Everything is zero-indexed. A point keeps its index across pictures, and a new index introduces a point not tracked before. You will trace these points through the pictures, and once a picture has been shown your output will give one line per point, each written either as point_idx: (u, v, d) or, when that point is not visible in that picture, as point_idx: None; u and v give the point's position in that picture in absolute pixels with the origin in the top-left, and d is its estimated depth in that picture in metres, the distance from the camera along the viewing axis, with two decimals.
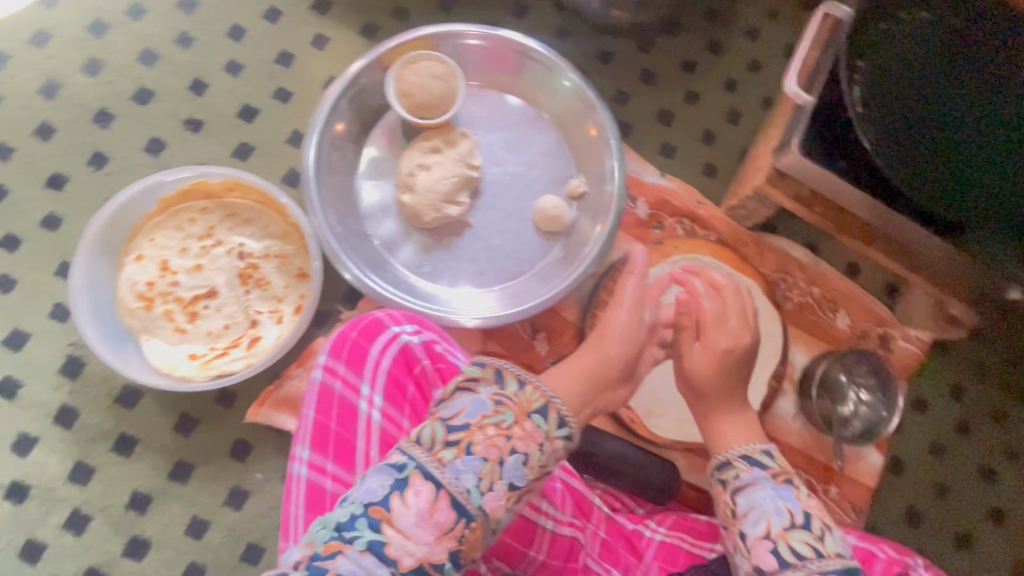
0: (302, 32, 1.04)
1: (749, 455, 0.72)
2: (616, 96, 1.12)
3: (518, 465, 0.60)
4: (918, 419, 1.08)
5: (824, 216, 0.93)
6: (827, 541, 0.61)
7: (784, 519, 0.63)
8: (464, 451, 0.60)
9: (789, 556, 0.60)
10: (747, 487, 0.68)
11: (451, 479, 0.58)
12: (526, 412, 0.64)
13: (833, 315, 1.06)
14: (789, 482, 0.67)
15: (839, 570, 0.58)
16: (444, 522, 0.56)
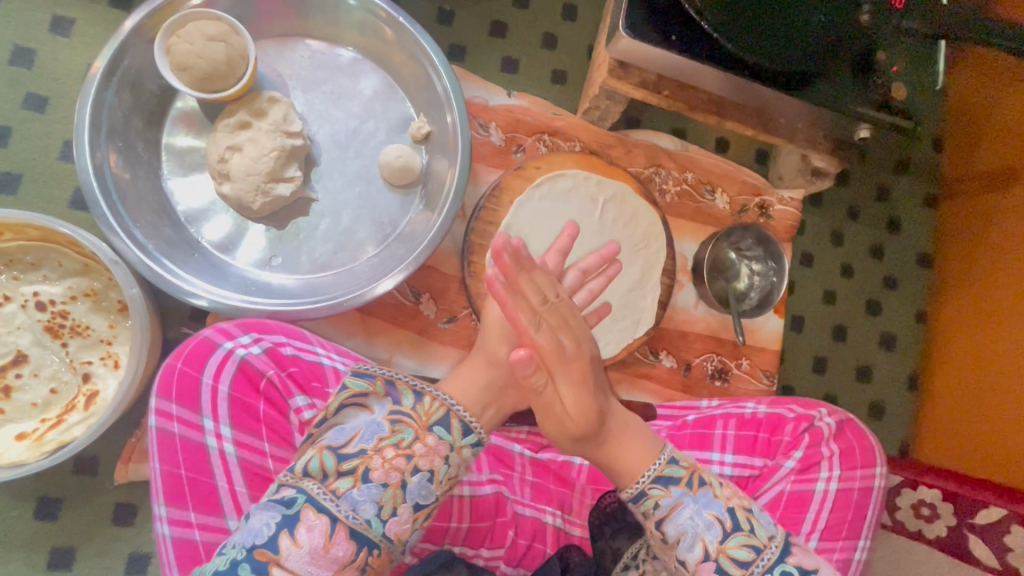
0: (33, 19, 0.84)
1: (659, 471, 0.59)
2: (439, 15, 1.00)
3: (424, 486, 0.55)
4: (808, 274, 1.12)
5: (673, 99, 0.89)
6: (758, 531, 0.58)
7: (717, 532, 0.57)
8: (361, 479, 0.53)
9: (734, 570, 0.56)
10: (671, 514, 0.58)
11: (348, 511, 0.52)
12: (426, 425, 0.57)
13: (711, 196, 1.05)
14: (705, 481, 0.59)
15: (782, 557, 0.57)
16: (342, 557, 0.51)
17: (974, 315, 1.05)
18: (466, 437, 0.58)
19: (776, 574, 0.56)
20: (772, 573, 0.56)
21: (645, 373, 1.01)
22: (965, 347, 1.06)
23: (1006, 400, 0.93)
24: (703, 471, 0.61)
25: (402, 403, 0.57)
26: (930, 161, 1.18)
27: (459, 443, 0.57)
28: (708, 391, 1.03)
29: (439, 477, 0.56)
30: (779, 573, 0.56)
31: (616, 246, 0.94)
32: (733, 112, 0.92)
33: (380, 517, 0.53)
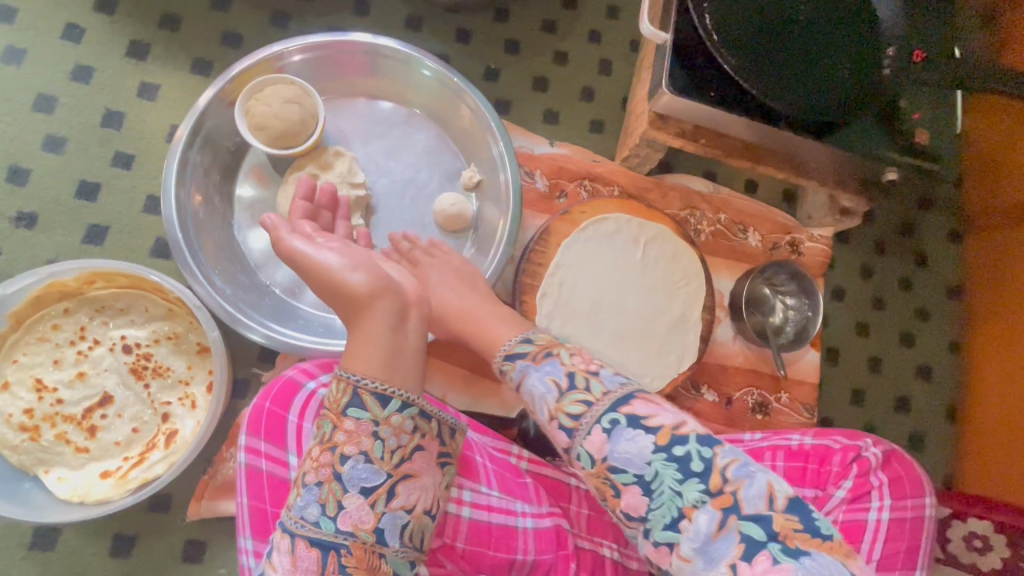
0: (124, 85, 0.92)
1: (511, 350, 0.63)
2: (486, 73, 1.07)
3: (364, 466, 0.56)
4: (840, 307, 1.16)
5: (711, 147, 0.95)
6: (593, 386, 0.54)
7: (552, 390, 0.55)
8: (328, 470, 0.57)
9: (583, 423, 0.52)
10: (520, 385, 0.58)
11: (297, 521, 0.56)
12: (341, 412, 0.59)
13: (744, 235, 1.10)
14: (551, 349, 0.58)
15: (612, 406, 0.52)
16: (310, 566, 0.54)
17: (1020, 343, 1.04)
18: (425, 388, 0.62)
19: (603, 420, 0.51)
20: (600, 422, 0.52)
21: (688, 407, 1.04)
22: (1000, 378, 1.08)
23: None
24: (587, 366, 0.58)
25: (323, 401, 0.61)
26: (950, 198, 1.24)
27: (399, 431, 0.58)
28: (750, 424, 1.06)
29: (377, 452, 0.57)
30: (608, 419, 0.51)
31: (659, 285, 0.99)
32: (764, 156, 0.98)
33: (327, 516, 0.55)
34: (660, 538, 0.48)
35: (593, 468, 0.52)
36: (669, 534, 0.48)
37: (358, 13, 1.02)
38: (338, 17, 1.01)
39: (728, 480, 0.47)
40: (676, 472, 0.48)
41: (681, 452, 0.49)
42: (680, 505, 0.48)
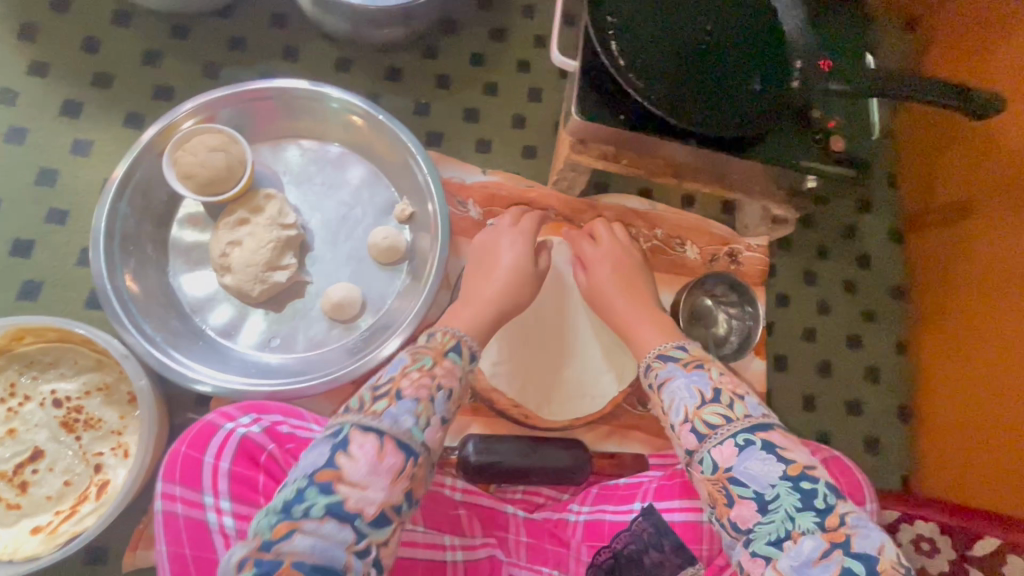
0: (57, 143, 0.94)
1: (664, 352, 0.80)
2: (416, 108, 1.09)
3: (408, 411, 0.62)
4: (785, 314, 1.16)
5: (632, 166, 0.98)
6: (735, 407, 0.68)
7: (696, 399, 0.71)
8: (394, 400, 0.62)
9: (704, 429, 0.68)
10: (666, 381, 0.75)
11: (391, 423, 0.60)
12: (434, 355, 0.71)
13: (682, 248, 1.12)
14: (700, 364, 0.75)
15: (747, 429, 0.66)
16: (395, 464, 0.58)
17: (970, 334, 1.04)
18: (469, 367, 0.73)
19: (738, 439, 0.65)
20: (734, 438, 0.66)
21: (634, 424, 1.03)
22: (949, 375, 1.08)
23: (1003, 416, 0.95)
24: (706, 364, 0.76)
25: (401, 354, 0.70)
26: (890, 199, 1.25)
27: (438, 413, 0.64)
28: None
29: (427, 407, 0.63)
30: (742, 439, 0.65)
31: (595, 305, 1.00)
32: (687, 172, 1.00)
33: (419, 426, 0.61)
34: (760, 551, 0.59)
35: (713, 475, 0.65)
36: (771, 549, 0.59)
37: (287, 59, 1.05)
38: (268, 64, 1.04)
39: (846, 524, 0.59)
40: (798, 501, 0.60)
41: (809, 486, 0.61)
42: (790, 528, 0.59)
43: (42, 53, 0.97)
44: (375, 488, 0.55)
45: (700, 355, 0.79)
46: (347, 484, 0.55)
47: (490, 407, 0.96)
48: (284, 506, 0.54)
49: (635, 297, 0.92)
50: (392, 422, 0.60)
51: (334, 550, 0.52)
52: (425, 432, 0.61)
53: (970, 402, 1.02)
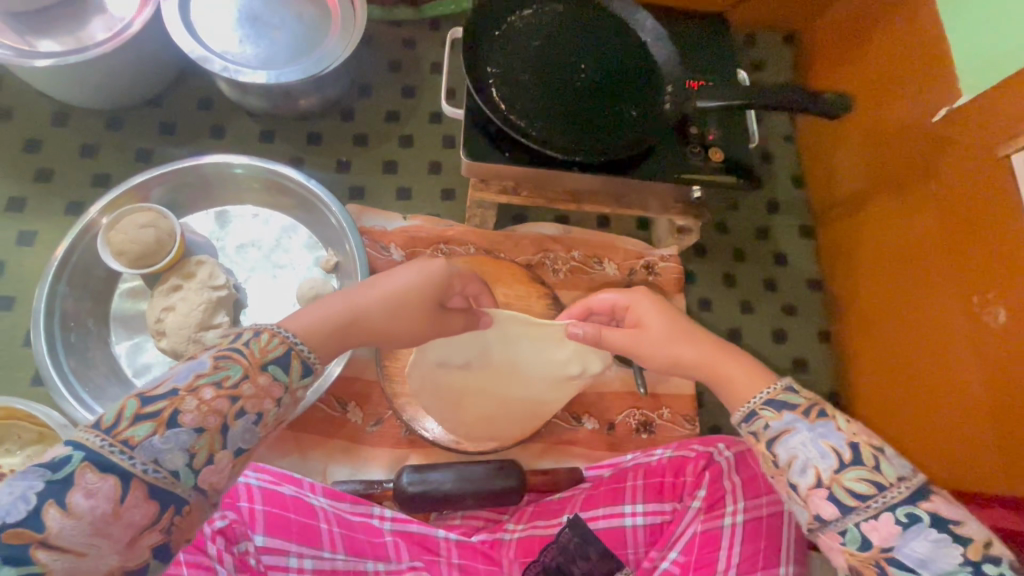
0: (4, 236, 1.03)
1: (772, 396, 0.70)
2: (338, 166, 1.19)
3: (182, 444, 0.57)
4: (709, 316, 1.22)
5: (534, 196, 1.05)
6: (884, 471, 0.62)
7: (831, 461, 0.63)
8: (165, 427, 0.57)
9: (849, 499, 0.62)
10: (781, 436, 0.67)
11: (147, 462, 0.55)
12: (260, 364, 0.63)
13: (600, 266, 1.18)
14: (826, 416, 0.66)
15: (910, 501, 0.60)
16: (139, 520, 0.54)
17: (891, 307, 1.08)
18: (303, 380, 0.66)
19: (902, 516, 0.60)
20: (895, 514, 0.60)
21: (568, 439, 1.08)
22: (882, 349, 1.09)
23: (941, 382, 0.96)
24: (825, 406, 0.68)
25: (235, 347, 0.62)
26: (798, 198, 1.33)
27: (230, 443, 0.60)
28: (635, 445, 1.09)
29: (211, 438, 0.58)
30: (905, 515, 0.60)
31: None
32: (587, 197, 1.07)
33: (189, 467, 0.57)
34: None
35: (867, 551, 0.61)
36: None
37: (214, 137, 1.16)
38: (197, 143, 1.14)
39: None
40: None
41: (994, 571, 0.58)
42: None
43: None
44: (97, 553, 0.51)
45: (814, 396, 0.70)
46: (50, 551, 0.50)
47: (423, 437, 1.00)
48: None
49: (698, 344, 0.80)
50: (152, 461, 0.55)
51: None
52: (197, 473, 0.57)
53: (883, 370, 1.08)
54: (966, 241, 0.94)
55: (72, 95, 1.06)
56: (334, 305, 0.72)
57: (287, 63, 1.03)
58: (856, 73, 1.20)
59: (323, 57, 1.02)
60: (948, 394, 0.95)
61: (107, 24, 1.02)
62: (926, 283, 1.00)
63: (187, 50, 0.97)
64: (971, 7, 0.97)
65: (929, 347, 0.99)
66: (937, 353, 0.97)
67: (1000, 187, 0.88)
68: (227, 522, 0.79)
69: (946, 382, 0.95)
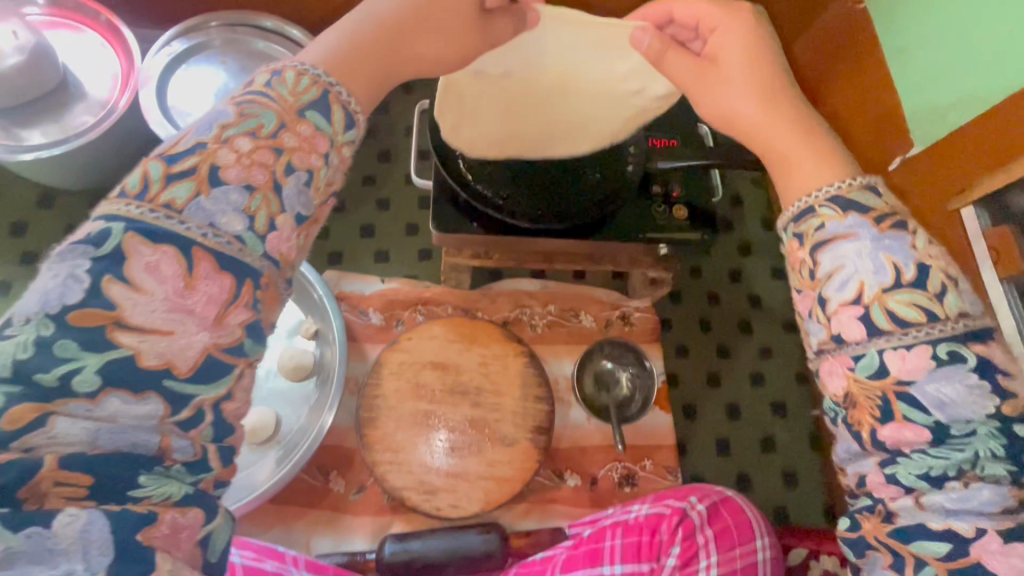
0: None
1: (846, 192, 0.51)
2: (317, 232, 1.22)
3: (232, 209, 0.41)
4: (687, 362, 1.23)
5: (505, 259, 1.09)
6: (946, 297, 0.47)
7: (886, 276, 0.48)
8: (209, 188, 0.41)
9: (885, 322, 0.47)
10: (828, 242, 0.50)
11: (203, 225, 0.40)
12: (296, 113, 0.46)
13: (577, 318, 1.20)
14: (899, 225, 0.49)
15: (956, 337, 0.46)
16: (215, 293, 0.40)
17: None
18: (343, 131, 0.49)
19: (940, 351, 0.46)
20: (935, 349, 0.46)
21: (551, 497, 1.09)
22: None
23: None
24: (904, 218, 0.50)
25: (262, 88, 0.46)
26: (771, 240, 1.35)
27: (289, 209, 0.44)
28: (618, 499, 1.10)
29: (265, 199, 0.43)
30: (947, 351, 0.46)
31: (494, 388, 1.07)
32: (556, 256, 1.11)
33: (253, 231, 0.42)
34: (905, 480, 0.48)
35: (876, 380, 0.48)
36: (921, 482, 0.47)
37: None
38: None
39: None
40: (1000, 446, 0.46)
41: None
42: (965, 467, 0.47)
43: None
44: (183, 332, 0.39)
45: (896, 203, 0.52)
46: None
47: (404, 504, 1.00)
48: (20, 371, 0.35)
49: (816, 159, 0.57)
50: (208, 226, 0.40)
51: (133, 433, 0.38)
52: (266, 242, 0.42)
53: None
54: None
55: (56, 181, 1.10)
56: (381, 6, 0.57)
57: None
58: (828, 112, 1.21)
59: None
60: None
61: (89, 110, 1.05)
62: None
63: (163, 135, 1.01)
64: (916, 58, 0.98)
65: None
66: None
67: (957, 244, 0.92)
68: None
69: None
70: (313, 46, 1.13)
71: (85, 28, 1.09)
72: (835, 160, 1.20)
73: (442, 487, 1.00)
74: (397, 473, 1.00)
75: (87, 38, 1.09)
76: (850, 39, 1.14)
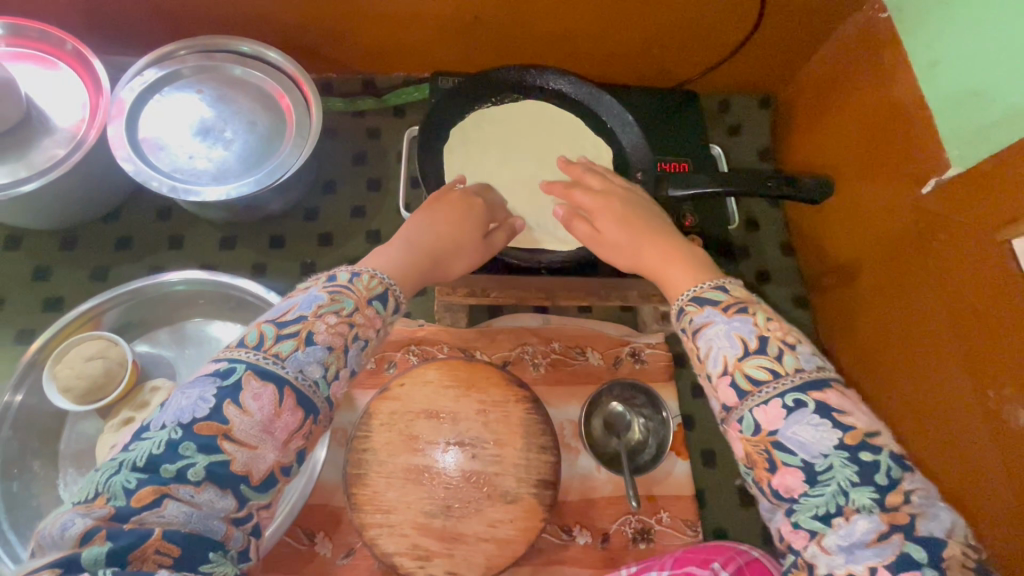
0: None
1: (699, 294, 0.67)
2: (303, 269, 1.14)
3: (318, 359, 0.57)
4: (703, 402, 1.14)
5: (503, 297, 1.00)
6: (784, 360, 0.58)
7: (738, 349, 0.60)
8: (304, 343, 0.57)
9: (745, 384, 0.58)
10: (699, 329, 0.64)
11: (295, 371, 0.56)
12: (366, 300, 0.63)
13: (583, 356, 1.11)
14: (745, 309, 0.62)
15: (797, 388, 0.56)
16: (290, 422, 0.54)
17: (900, 361, 1.01)
18: (394, 317, 0.65)
19: (787, 400, 0.56)
20: (783, 399, 0.56)
21: (559, 557, 0.99)
22: (903, 412, 1.01)
23: (959, 459, 0.89)
24: (750, 306, 0.64)
25: (340, 281, 0.63)
26: (789, 266, 1.28)
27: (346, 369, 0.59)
28: (632, 558, 1.00)
29: (340, 357, 0.58)
30: (792, 398, 0.56)
31: (494, 438, 0.98)
32: (561, 292, 1.01)
33: (325, 378, 0.57)
34: (805, 525, 0.53)
35: (755, 436, 0.57)
36: (817, 524, 0.53)
37: (173, 247, 1.11)
38: (155, 256, 1.10)
39: (911, 503, 0.51)
40: (856, 475, 0.52)
41: (870, 458, 0.53)
42: (842, 503, 0.52)
43: None
44: (265, 448, 0.53)
45: (744, 297, 0.65)
46: None
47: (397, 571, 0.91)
48: (151, 463, 0.50)
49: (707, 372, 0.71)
50: (299, 371, 0.56)
51: (207, 520, 0.49)
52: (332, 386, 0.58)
53: (905, 417, 1.00)
54: (974, 326, 0.86)
55: (22, 220, 1.02)
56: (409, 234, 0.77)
57: (239, 175, 0.99)
58: (842, 129, 1.14)
59: (277, 167, 0.99)
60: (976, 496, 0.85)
61: (57, 144, 0.99)
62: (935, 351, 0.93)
63: (130, 172, 0.94)
64: (951, 73, 0.90)
65: (943, 426, 0.92)
66: (961, 448, 0.88)
67: (1004, 272, 0.80)
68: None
69: (975, 482, 0.86)
70: (293, 69, 1.06)
71: (52, 58, 1.02)
72: (861, 181, 1.10)
73: (438, 551, 0.91)
74: (388, 536, 0.91)
75: (55, 69, 1.02)
76: (864, 54, 1.08)
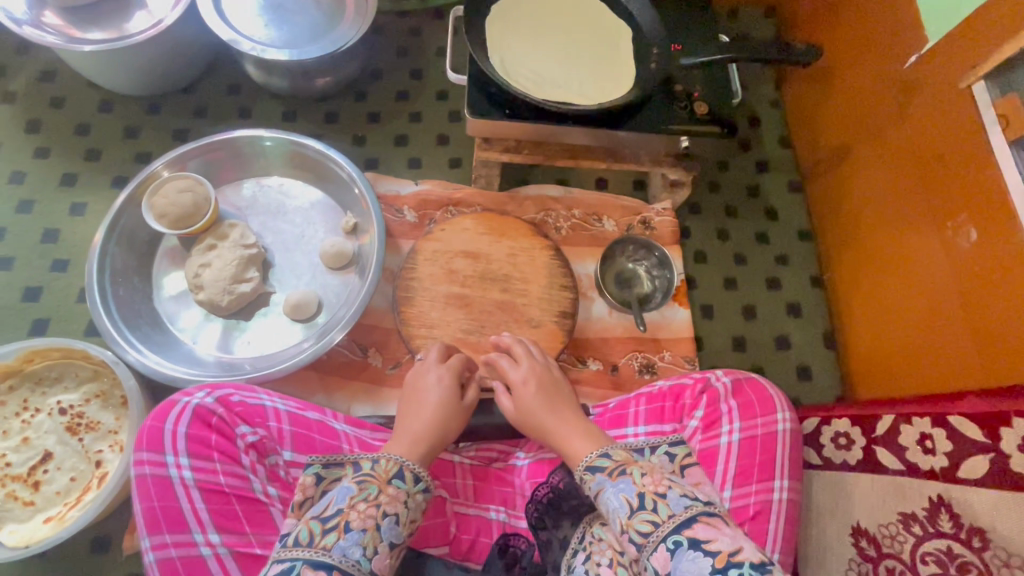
0: (58, 208, 1.14)
1: (591, 462, 0.79)
2: (354, 141, 1.29)
3: (356, 541, 0.66)
4: (704, 267, 1.29)
5: (533, 155, 1.14)
6: (660, 510, 0.69)
7: (625, 508, 0.71)
8: (343, 530, 0.67)
9: (638, 539, 0.69)
10: (598, 494, 0.75)
11: (339, 556, 0.65)
12: (386, 480, 0.73)
13: (600, 223, 1.26)
14: (624, 471, 0.75)
15: (675, 529, 0.66)
16: None
17: (871, 227, 1.16)
18: (418, 486, 0.74)
19: (668, 543, 0.66)
20: (665, 542, 0.66)
21: (575, 379, 1.15)
22: (870, 272, 1.15)
23: (915, 295, 1.03)
24: (631, 466, 0.76)
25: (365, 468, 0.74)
26: (785, 159, 1.41)
27: (384, 538, 0.68)
28: (638, 385, 1.16)
29: (374, 535, 0.67)
30: (672, 541, 0.66)
31: (521, 276, 1.13)
32: (583, 153, 1.15)
33: (366, 556, 0.66)
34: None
35: None
36: None
37: (242, 117, 1.27)
38: (227, 123, 1.26)
39: None
40: None
41: None
42: None
43: (44, 141, 1.19)
44: None
45: (626, 458, 0.78)
46: None
47: None
48: None
49: (567, 417, 0.89)
50: (342, 555, 0.65)
51: None
52: (372, 561, 0.66)
53: (871, 277, 1.15)
54: (934, 175, 1.00)
55: (118, 83, 1.18)
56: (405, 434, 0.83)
57: (309, 44, 1.14)
58: (833, 28, 1.28)
59: (339, 38, 1.14)
60: (931, 321, 0.99)
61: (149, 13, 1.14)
62: (902, 208, 1.07)
63: (222, 36, 1.09)
64: None
65: (903, 272, 1.06)
66: (920, 285, 1.02)
67: (965, 118, 0.94)
68: (258, 437, 0.81)
69: (930, 310, 0.99)
70: None
71: None
72: (844, 78, 1.24)
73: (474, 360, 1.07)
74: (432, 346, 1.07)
75: None
76: None
